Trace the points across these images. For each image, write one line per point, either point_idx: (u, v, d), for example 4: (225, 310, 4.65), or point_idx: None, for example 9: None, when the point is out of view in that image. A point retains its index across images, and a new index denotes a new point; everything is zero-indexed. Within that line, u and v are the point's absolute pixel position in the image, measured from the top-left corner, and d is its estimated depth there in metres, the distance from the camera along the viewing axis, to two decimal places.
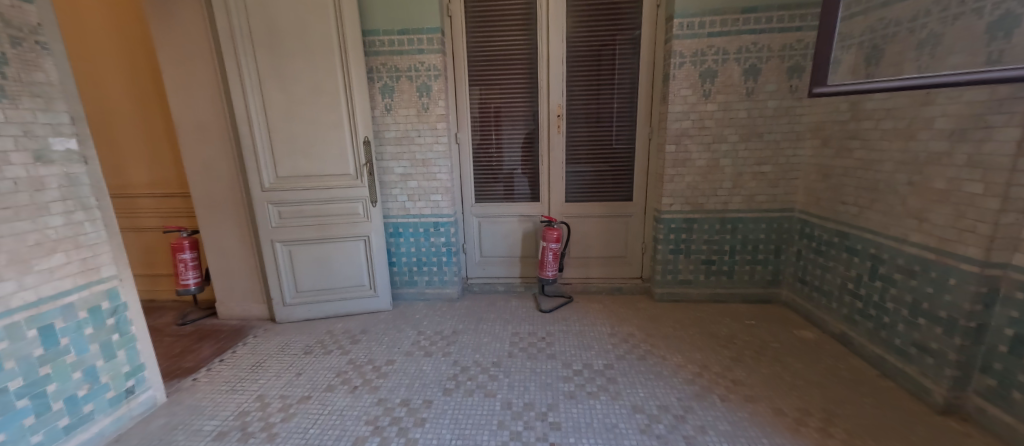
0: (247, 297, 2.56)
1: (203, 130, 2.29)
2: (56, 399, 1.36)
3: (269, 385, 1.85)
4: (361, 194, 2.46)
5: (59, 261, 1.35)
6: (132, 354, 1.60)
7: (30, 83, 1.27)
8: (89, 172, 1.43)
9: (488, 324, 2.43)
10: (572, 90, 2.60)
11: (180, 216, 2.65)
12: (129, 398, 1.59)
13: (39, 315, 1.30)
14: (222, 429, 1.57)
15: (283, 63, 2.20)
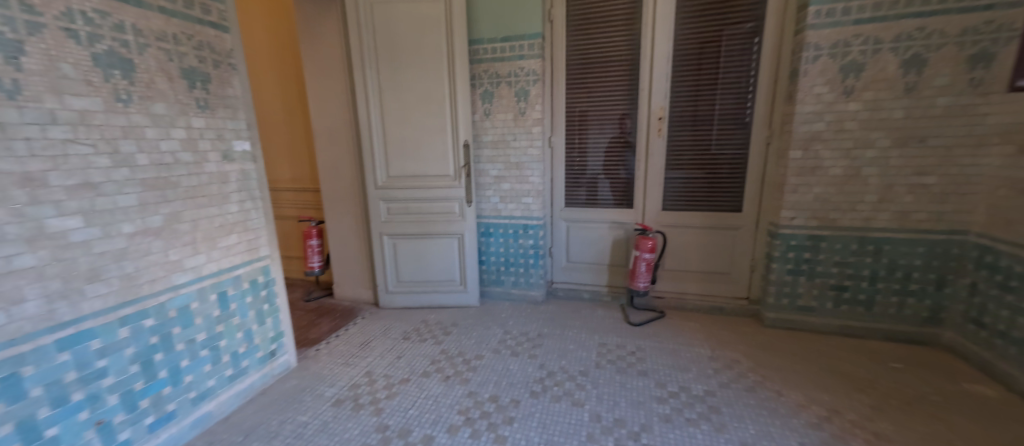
0: (357, 282, 2.89)
1: (333, 135, 2.63)
2: (225, 352, 1.67)
3: (374, 364, 2.05)
4: (458, 194, 2.60)
5: (233, 241, 1.66)
6: (276, 322, 1.91)
7: (224, 97, 1.59)
8: (256, 169, 1.74)
9: (574, 332, 2.38)
10: (677, 90, 2.43)
11: (310, 207, 3.10)
12: (272, 359, 1.90)
13: (219, 283, 1.61)
14: (339, 397, 1.78)
15: (400, 74, 2.43)
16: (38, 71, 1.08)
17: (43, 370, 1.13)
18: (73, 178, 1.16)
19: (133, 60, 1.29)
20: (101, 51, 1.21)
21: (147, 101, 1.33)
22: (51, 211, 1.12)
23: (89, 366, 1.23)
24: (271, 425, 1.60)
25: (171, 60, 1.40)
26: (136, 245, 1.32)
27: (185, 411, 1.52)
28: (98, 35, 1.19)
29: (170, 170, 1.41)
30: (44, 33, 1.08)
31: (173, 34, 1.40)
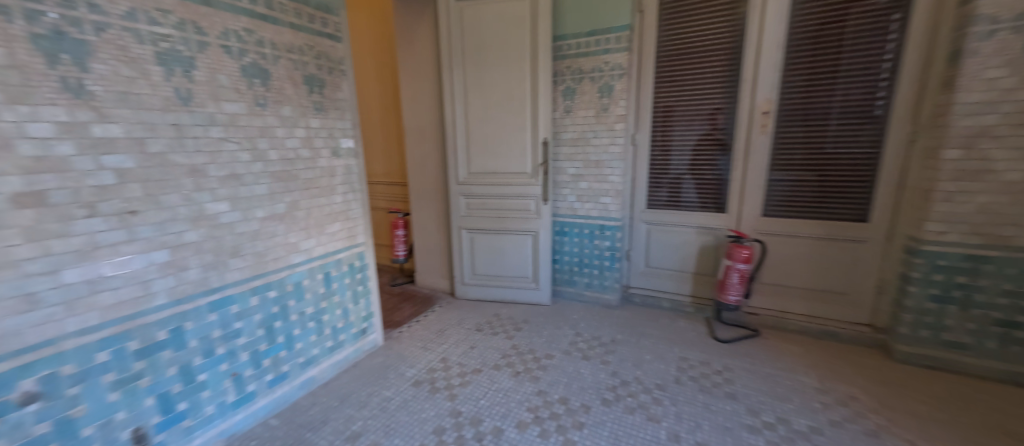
0: (436, 272, 3.06)
1: (421, 133, 2.82)
2: (328, 326, 1.89)
3: (450, 351, 2.16)
4: (535, 192, 2.60)
5: (337, 228, 1.87)
6: (368, 303, 2.11)
7: (336, 100, 1.79)
8: (357, 165, 1.93)
9: (651, 341, 2.24)
10: (788, 81, 2.14)
11: (399, 200, 3.36)
12: (363, 336, 2.10)
13: (324, 264, 1.83)
14: (418, 378, 1.90)
15: (485, 74, 2.51)
16: (203, 82, 1.32)
17: (199, 326, 1.38)
18: (224, 170, 1.40)
19: (269, 70, 1.51)
20: (247, 63, 1.43)
21: (278, 105, 1.55)
22: (208, 197, 1.36)
23: (229, 326, 1.47)
24: (361, 395, 1.78)
25: (297, 69, 1.61)
26: (265, 227, 1.55)
27: (295, 373, 1.75)
28: (245, 50, 1.42)
29: (292, 164, 1.63)
30: (208, 51, 1.32)
31: (299, 46, 1.61)
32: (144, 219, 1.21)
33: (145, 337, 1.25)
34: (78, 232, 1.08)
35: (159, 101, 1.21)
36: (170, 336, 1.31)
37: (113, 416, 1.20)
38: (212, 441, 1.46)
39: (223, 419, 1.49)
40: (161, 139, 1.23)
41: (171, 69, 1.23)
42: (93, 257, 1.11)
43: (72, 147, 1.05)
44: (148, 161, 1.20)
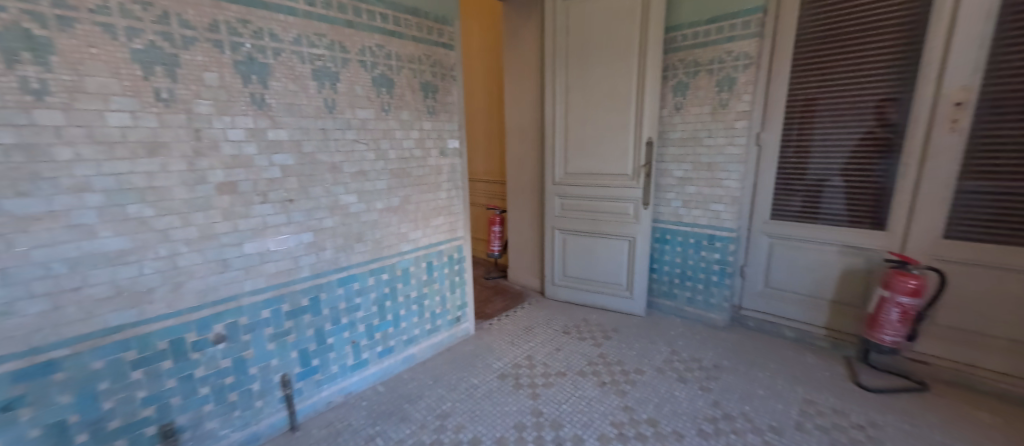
0: (527, 270, 3.12)
1: (521, 133, 2.88)
2: (428, 310, 2.07)
3: (536, 349, 2.18)
4: (635, 195, 2.45)
5: (440, 222, 2.03)
6: (463, 293, 2.25)
7: (446, 103, 1.94)
8: (461, 164, 2.07)
9: (764, 374, 1.94)
10: (1002, 61, 1.61)
11: (497, 198, 3.52)
12: (457, 323, 2.25)
13: (428, 254, 2.01)
14: (504, 372, 1.96)
15: (588, 73, 2.45)
16: (344, 92, 1.55)
17: (330, 297, 1.64)
18: (354, 167, 1.63)
19: (393, 79, 1.70)
20: (377, 74, 1.64)
21: (398, 109, 1.74)
22: (341, 190, 1.60)
23: (351, 300, 1.72)
24: (452, 378, 1.91)
25: (416, 77, 1.79)
26: (382, 218, 1.77)
27: (399, 348, 1.96)
28: (376, 63, 1.63)
29: (406, 163, 1.82)
30: (348, 66, 1.54)
31: (419, 56, 1.78)
32: (297, 206, 1.48)
33: (293, 301, 1.53)
34: (254, 214, 1.37)
35: (311, 110, 1.46)
36: (309, 302, 1.58)
37: (269, 361, 1.50)
38: (334, 395, 1.72)
39: (343, 379, 1.74)
40: (312, 141, 1.49)
41: (322, 83, 1.48)
42: (262, 235, 1.40)
43: (254, 148, 1.34)
44: (302, 159, 1.46)
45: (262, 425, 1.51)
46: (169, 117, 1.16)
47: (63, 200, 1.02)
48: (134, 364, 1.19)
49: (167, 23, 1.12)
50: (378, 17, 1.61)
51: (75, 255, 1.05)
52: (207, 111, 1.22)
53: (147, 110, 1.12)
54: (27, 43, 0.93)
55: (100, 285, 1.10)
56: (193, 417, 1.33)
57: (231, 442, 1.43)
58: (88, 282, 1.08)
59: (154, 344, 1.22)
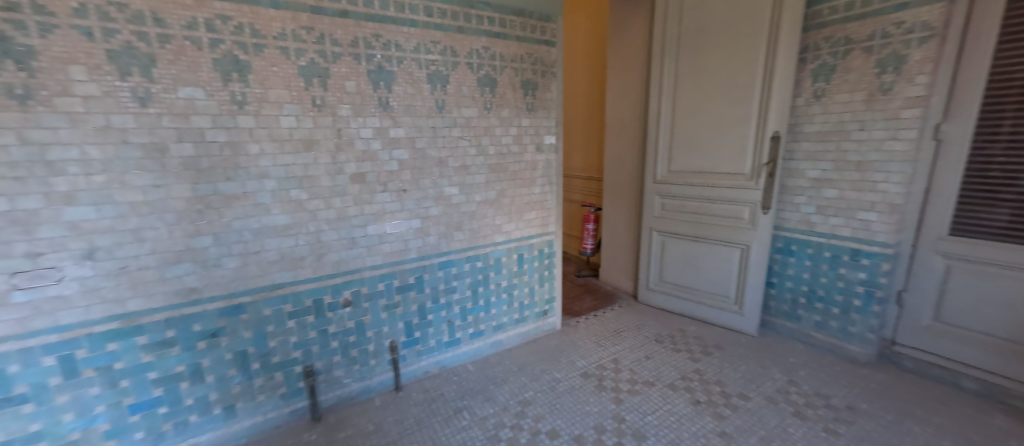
0: (620, 271, 3.00)
1: (622, 129, 2.76)
2: (517, 300, 2.15)
3: (622, 353, 2.11)
4: (753, 197, 2.15)
5: (533, 216, 2.09)
6: (551, 288, 2.28)
7: (545, 100, 1.97)
8: (557, 159, 2.09)
9: (920, 429, 1.54)
10: None
11: (592, 195, 3.45)
12: (544, 317, 2.30)
13: (520, 246, 2.09)
14: (587, 370, 1.94)
15: (703, 61, 2.22)
16: (453, 93, 1.69)
17: (432, 278, 1.83)
18: (458, 162, 1.78)
19: (497, 79, 1.80)
20: (482, 75, 1.75)
21: (500, 107, 1.84)
22: (446, 182, 1.77)
23: (449, 283, 1.88)
24: (535, 369, 1.96)
25: (517, 76, 1.86)
26: (480, 210, 1.90)
27: (489, 333, 2.09)
28: (482, 64, 1.74)
29: (504, 158, 1.91)
30: (457, 68, 1.68)
31: (522, 55, 1.84)
32: (409, 195, 1.68)
33: (402, 278, 1.74)
34: (376, 201, 1.60)
35: (425, 110, 1.64)
36: (415, 281, 1.78)
37: (381, 328, 1.74)
38: (431, 366, 1.92)
39: (439, 353, 1.93)
40: (425, 138, 1.67)
41: (435, 85, 1.64)
42: (381, 219, 1.64)
43: (379, 144, 1.56)
44: (415, 154, 1.66)
45: (375, 381, 1.77)
46: (320, 119, 1.43)
47: (251, 184, 1.34)
48: (289, 315, 1.51)
49: (322, 43, 1.37)
50: (486, 21, 1.71)
51: (256, 226, 1.38)
52: (347, 114, 1.47)
53: (306, 114, 1.40)
54: (235, 66, 1.25)
55: (270, 251, 1.42)
56: (326, 364, 1.63)
57: (351, 390, 1.72)
58: (263, 248, 1.41)
59: (303, 301, 1.53)
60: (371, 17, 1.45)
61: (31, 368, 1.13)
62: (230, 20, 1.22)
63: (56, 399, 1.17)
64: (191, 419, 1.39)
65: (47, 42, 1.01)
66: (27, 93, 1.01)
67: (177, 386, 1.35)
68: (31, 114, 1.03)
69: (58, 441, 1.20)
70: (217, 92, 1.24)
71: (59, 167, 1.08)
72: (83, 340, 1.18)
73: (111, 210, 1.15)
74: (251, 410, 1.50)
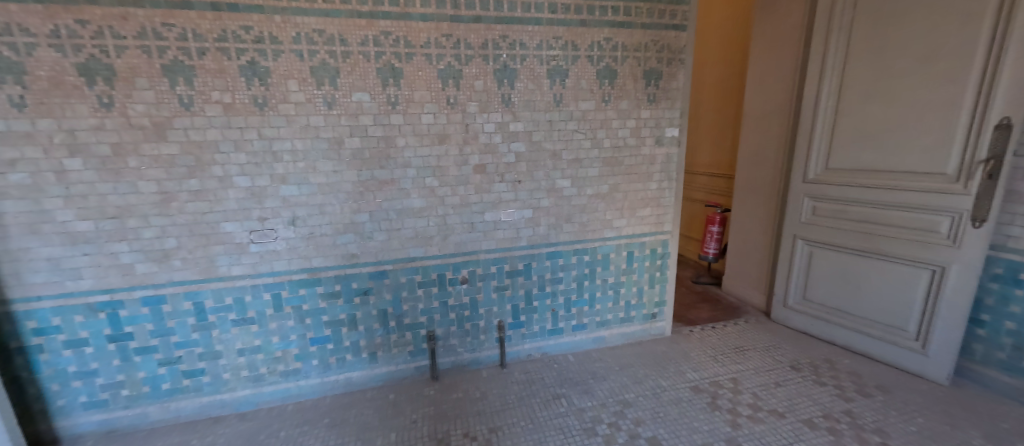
0: (749, 282, 2.61)
1: (764, 119, 2.36)
2: (623, 298, 2.09)
3: (744, 373, 1.84)
4: (957, 205, 1.60)
5: (647, 212, 1.99)
6: (662, 290, 2.15)
7: (669, 89, 1.84)
8: (678, 154, 1.94)
9: None
10: None
11: (719, 194, 3.09)
12: (652, 320, 2.18)
13: (630, 243, 2.01)
14: (698, 384, 1.77)
15: (890, 27, 1.72)
16: (571, 87, 1.72)
17: (539, 267, 1.90)
18: (572, 155, 1.80)
19: (617, 70, 1.75)
20: (602, 67, 1.73)
21: (618, 99, 1.79)
22: (559, 175, 1.81)
23: (556, 273, 1.94)
24: (639, 372, 1.88)
25: (640, 66, 1.78)
26: (590, 203, 1.89)
27: (592, 328, 2.08)
28: (603, 56, 1.72)
29: (619, 152, 1.86)
30: (577, 62, 1.70)
31: (646, 43, 1.76)
32: (523, 186, 1.78)
33: (512, 264, 1.86)
34: (494, 190, 1.74)
35: (543, 104, 1.71)
36: (524, 267, 1.88)
37: (491, 307, 1.90)
38: (533, 350, 2.01)
39: (541, 339, 2.01)
40: (541, 131, 1.74)
41: (554, 80, 1.69)
42: (497, 208, 1.77)
43: (499, 138, 1.69)
44: (531, 147, 1.74)
45: (483, 354, 1.94)
46: (452, 116, 1.61)
47: (397, 172, 1.61)
48: (419, 284, 1.76)
49: (458, 47, 1.55)
50: (609, 11, 1.68)
51: (399, 208, 1.65)
52: (474, 110, 1.63)
53: (442, 112, 1.60)
54: (392, 73, 1.51)
55: (407, 229, 1.68)
56: (444, 332, 1.86)
57: (463, 358, 1.92)
58: (403, 226, 1.67)
59: (430, 273, 1.76)
60: (500, 20, 1.57)
61: (258, 299, 1.58)
62: (390, 34, 1.47)
63: (269, 324, 1.61)
64: (347, 358, 1.75)
65: (276, 63, 1.39)
66: (264, 102, 1.41)
67: (339, 330, 1.71)
68: (266, 117, 1.42)
69: (269, 355, 1.65)
70: (378, 95, 1.51)
71: (279, 155, 1.47)
72: (286, 284, 1.59)
73: (307, 189, 1.53)
74: (388, 359, 1.81)
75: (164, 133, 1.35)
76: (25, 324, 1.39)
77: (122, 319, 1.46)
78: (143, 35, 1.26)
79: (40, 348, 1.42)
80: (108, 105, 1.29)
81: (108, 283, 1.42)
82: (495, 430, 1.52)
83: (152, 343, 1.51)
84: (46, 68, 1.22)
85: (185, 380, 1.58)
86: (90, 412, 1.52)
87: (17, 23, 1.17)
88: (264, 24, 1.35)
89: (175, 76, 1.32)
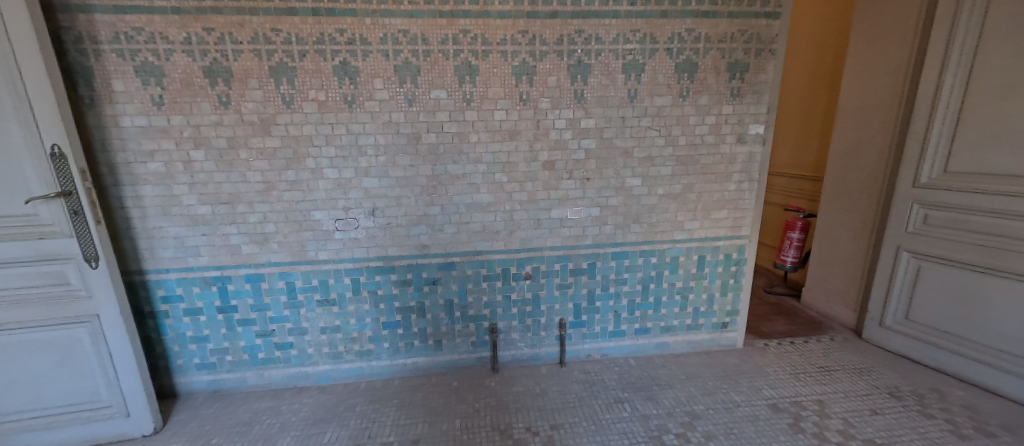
0: (835, 295, 2.36)
1: (864, 115, 2.10)
2: (691, 305, 1.99)
3: (831, 395, 1.67)
4: None
5: (723, 215, 1.87)
6: (735, 299, 2.01)
7: (755, 83, 1.71)
8: (762, 153, 1.80)
9: None
10: None
11: (800, 197, 2.83)
12: (723, 330, 2.05)
13: (702, 247, 1.90)
14: (777, 402, 1.63)
15: None
16: (646, 82, 1.65)
17: (603, 267, 1.86)
18: (644, 153, 1.74)
19: (698, 63, 1.66)
20: (681, 60, 1.64)
21: (697, 94, 1.69)
22: (629, 173, 1.76)
23: (621, 274, 1.88)
24: (708, 383, 1.78)
25: (724, 58, 1.67)
26: (661, 203, 1.82)
27: (656, 333, 2.00)
28: (683, 48, 1.63)
29: (696, 150, 1.76)
30: (655, 55, 1.63)
31: (732, 34, 1.64)
32: (592, 184, 1.75)
33: (576, 262, 1.84)
34: (561, 187, 1.73)
35: (617, 100, 1.66)
36: (587, 266, 1.85)
37: (553, 305, 1.89)
38: (593, 351, 1.98)
39: (602, 340, 1.97)
40: (613, 128, 1.69)
41: (629, 75, 1.63)
42: (564, 205, 1.76)
43: (570, 134, 1.67)
44: (602, 144, 1.70)
45: (542, 351, 1.94)
46: (524, 112, 1.62)
47: (469, 167, 1.65)
48: (484, 277, 1.80)
49: (533, 44, 1.55)
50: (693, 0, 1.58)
51: (469, 202, 1.69)
52: (546, 107, 1.63)
53: (514, 108, 1.61)
54: (468, 71, 1.54)
55: (476, 223, 1.72)
56: (506, 326, 1.89)
57: (523, 353, 1.93)
58: (471, 220, 1.72)
59: (495, 268, 1.79)
60: (577, 14, 1.54)
61: (339, 283, 1.70)
62: (468, 32, 1.50)
63: (348, 307, 1.74)
64: (414, 343, 1.84)
65: (365, 63, 1.48)
66: (353, 100, 1.51)
67: (408, 316, 1.80)
68: (353, 114, 1.52)
69: (346, 335, 1.78)
70: (454, 92, 1.56)
71: (363, 149, 1.57)
72: (364, 270, 1.70)
73: (387, 182, 1.62)
74: (451, 348, 1.87)
75: (268, 129, 1.50)
76: (156, 292, 1.61)
77: (229, 293, 1.65)
78: (255, 40, 1.41)
79: (166, 313, 1.64)
80: (225, 103, 1.45)
81: (219, 260, 1.61)
82: (558, 427, 1.51)
83: (251, 316, 1.69)
84: (180, 72, 1.41)
85: (276, 351, 1.76)
86: (201, 372, 1.74)
87: (159, 32, 1.36)
88: (356, 26, 1.44)
89: (279, 76, 1.45)
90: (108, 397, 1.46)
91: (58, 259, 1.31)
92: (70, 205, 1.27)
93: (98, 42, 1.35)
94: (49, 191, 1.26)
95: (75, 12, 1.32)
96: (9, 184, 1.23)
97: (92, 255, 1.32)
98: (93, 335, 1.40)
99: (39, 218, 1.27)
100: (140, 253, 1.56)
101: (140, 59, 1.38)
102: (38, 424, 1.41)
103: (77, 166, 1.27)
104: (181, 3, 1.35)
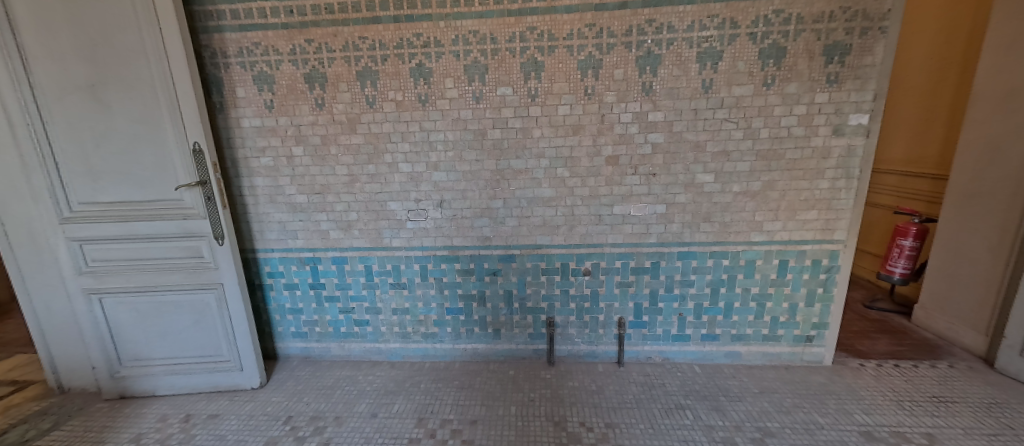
0: (960, 316, 1.99)
1: (1011, 100, 1.72)
2: (769, 313, 1.82)
3: (945, 430, 1.43)
4: None
5: (812, 216, 1.68)
6: (824, 311, 1.80)
7: (859, 67, 1.50)
8: (865, 146, 1.57)
9: None
10: None
11: (917, 199, 2.42)
12: (806, 344, 1.85)
13: (784, 251, 1.73)
14: (871, 430, 1.44)
15: None
16: (724, 70, 1.54)
17: (668, 266, 1.78)
18: (718, 147, 1.63)
19: (787, 47, 1.50)
20: (766, 45, 1.51)
21: (785, 82, 1.53)
22: (700, 169, 1.66)
23: (687, 275, 1.78)
24: (786, 400, 1.62)
25: (821, 40, 1.49)
26: (736, 202, 1.68)
27: (726, 340, 1.87)
28: (769, 32, 1.49)
29: (781, 142, 1.60)
30: (735, 41, 1.51)
31: (830, 12, 1.46)
32: (658, 180, 1.68)
33: (639, 261, 1.78)
34: (625, 183, 1.69)
35: (689, 91, 1.57)
36: (651, 265, 1.79)
37: (612, 303, 1.86)
38: (654, 353, 1.91)
39: (664, 344, 1.89)
40: (684, 121, 1.61)
41: (704, 64, 1.54)
42: (627, 201, 1.71)
43: (636, 128, 1.63)
44: (670, 138, 1.63)
45: (600, 348, 1.92)
46: (589, 107, 1.61)
47: (532, 162, 1.68)
48: (543, 271, 1.83)
49: (601, 37, 1.52)
50: None
51: (530, 196, 1.73)
52: (611, 100, 1.59)
53: (579, 103, 1.60)
54: (534, 67, 1.57)
55: (536, 217, 1.75)
56: (564, 320, 1.90)
57: (580, 349, 1.93)
58: (533, 214, 1.75)
59: (554, 262, 1.81)
60: (647, 3, 1.48)
61: (409, 268, 1.85)
62: (536, 29, 1.53)
63: (417, 291, 1.88)
64: (474, 330, 1.93)
65: (438, 64, 1.58)
66: (426, 99, 1.62)
67: (470, 304, 1.89)
68: (426, 112, 1.64)
69: (414, 317, 1.93)
70: (520, 89, 1.60)
71: (434, 145, 1.68)
72: (431, 258, 1.83)
73: (453, 176, 1.72)
74: (509, 338, 1.94)
75: (354, 127, 1.67)
76: (264, 268, 1.90)
77: (319, 272, 1.88)
78: (346, 48, 1.58)
79: (271, 286, 1.93)
80: (320, 105, 1.65)
81: (312, 243, 1.84)
82: (612, 426, 1.49)
83: (335, 294, 1.91)
84: (287, 79, 1.63)
85: (355, 327, 1.96)
86: (296, 340, 2.01)
87: (272, 46, 1.59)
88: (431, 30, 1.54)
89: (365, 80, 1.61)
90: (228, 353, 1.76)
91: (195, 237, 1.60)
92: (206, 192, 1.55)
93: (228, 56, 1.62)
94: (192, 180, 1.55)
95: (212, 32, 1.59)
96: (164, 175, 1.54)
97: (219, 234, 1.60)
98: (218, 300, 1.69)
99: (184, 202, 1.56)
100: (253, 234, 1.85)
101: (258, 69, 1.62)
102: (179, 369, 1.74)
103: (211, 160, 1.53)
104: (289, 19, 1.56)
